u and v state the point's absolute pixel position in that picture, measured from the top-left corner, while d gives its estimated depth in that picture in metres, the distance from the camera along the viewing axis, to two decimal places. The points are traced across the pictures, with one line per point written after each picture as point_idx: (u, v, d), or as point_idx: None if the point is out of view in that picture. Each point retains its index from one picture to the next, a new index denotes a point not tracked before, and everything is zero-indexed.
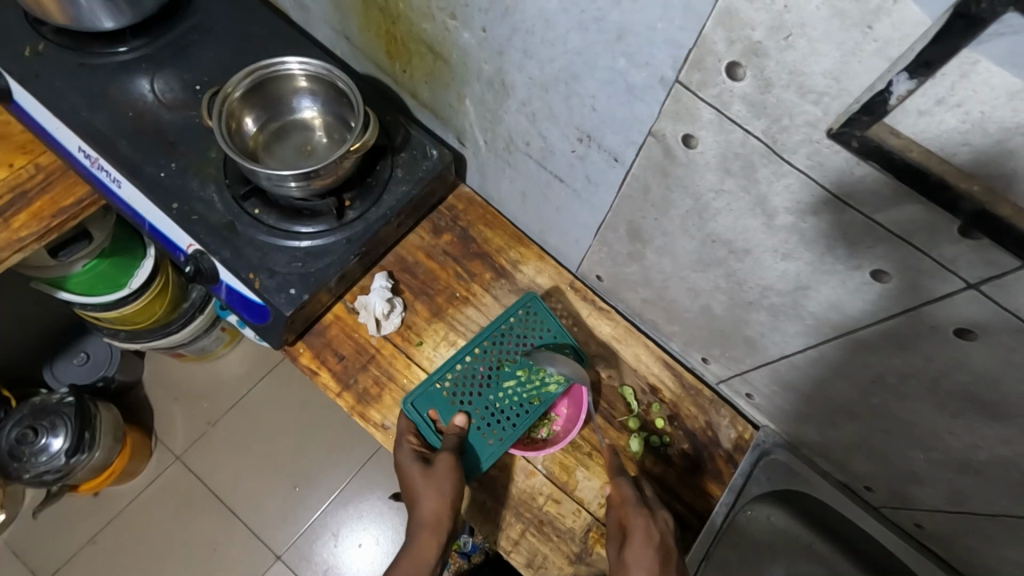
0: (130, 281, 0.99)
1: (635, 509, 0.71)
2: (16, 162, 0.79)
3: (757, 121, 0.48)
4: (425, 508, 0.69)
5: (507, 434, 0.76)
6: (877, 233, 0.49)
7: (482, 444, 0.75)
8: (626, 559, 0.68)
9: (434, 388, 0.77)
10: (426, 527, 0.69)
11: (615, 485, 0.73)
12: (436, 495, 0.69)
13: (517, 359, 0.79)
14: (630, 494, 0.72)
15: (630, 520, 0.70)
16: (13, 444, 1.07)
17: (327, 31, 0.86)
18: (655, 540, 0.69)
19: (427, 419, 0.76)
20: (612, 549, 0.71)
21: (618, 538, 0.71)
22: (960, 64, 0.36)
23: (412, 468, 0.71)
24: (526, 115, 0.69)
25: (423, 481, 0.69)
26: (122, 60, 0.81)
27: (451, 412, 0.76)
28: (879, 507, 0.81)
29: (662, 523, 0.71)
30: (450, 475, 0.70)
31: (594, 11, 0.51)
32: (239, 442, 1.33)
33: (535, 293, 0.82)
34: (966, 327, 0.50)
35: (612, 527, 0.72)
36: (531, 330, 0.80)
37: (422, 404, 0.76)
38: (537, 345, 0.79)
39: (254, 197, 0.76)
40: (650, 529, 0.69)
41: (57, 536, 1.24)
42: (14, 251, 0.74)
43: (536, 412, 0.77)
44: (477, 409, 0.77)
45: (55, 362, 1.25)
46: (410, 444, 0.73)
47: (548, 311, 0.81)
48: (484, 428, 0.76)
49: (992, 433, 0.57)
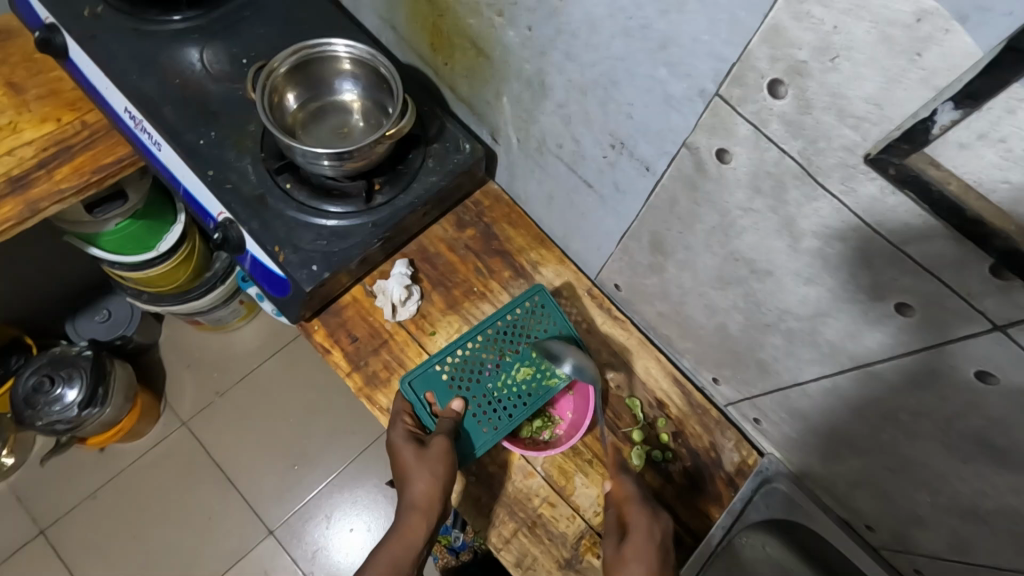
0: (158, 245, 1.01)
1: (637, 506, 0.71)
2: (64, 118, 0.81)
3: (793, 141, 0.48)
4: (417, 490, 0.68)
5: (502, 424, 0.76)
6: (905, 265, 0.48)
7: (477, 431, 0.75)
8: (624, 554, 0.67)
9: (433, 370, 0.77)
10: (417, 510, 0.68)
11: (616, 483, 0.74)
12: (428, 476, 0.69)
13: (520, 350, 0.79)
14: (633, 490, 0.72)
15: (633, 518, 0.70)
16: (29, 391, 1.09)
17: (374, 19, 0.88)
18: (656, 540, 0.69)
19: (424, 401, 0.76)
20: (607, 545, 0.70)
21: (616, 535, 0.70)
22: (1007, 99, 0.36)
23: (405, 448, 0.71)
24: (561, 116, 0.69)
25: (416, 463, 0.69)
26: (175, 29, 0.83)
27: (448, 396, 0.77)
28: (880, 549, 0.79)
29: (663, 524, 0.71)
30: (443, 458, 0.70)
31: (640, 18, 0.51)
32: (246, 415, 1.35)
33: (543, 287, 0.82)
34: (986, 370, 0.50)
35: (610, 522, 0.71)
36: (536, 324, 0.80)
37: (420, 385, 0.76)
38: (540, 338, 0.79)
39: (288, 172, 0.78)
40: (651, 529, 0.69)
41: (61, 487, 1.26)
42: (53, 202, 0.77)
43: (533, 405, 0.78)
44: (474, 396, 0.77)
45: (78, 317, 1.30)
46: (405, 425, 0.74)
47: (557, 305, 0.81)
48: (480, 416, 0.76)
49: (1003, 483, 0.56)
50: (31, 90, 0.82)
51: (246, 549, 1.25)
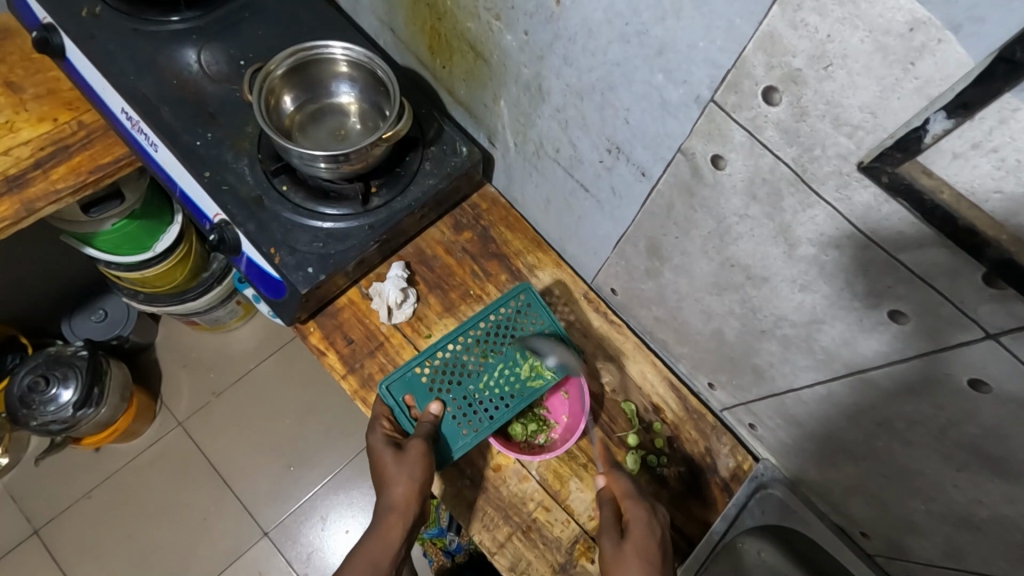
0: (155, 246, 1.02)
1: (635, 502, 0.71)
2: (61, 117, 0.82)
3: (788, 148, 0.48)
4: (394, 493, 0.68)
5: (483, 426, 0.75)
6: (900, 273, 0.48)
7: (456, 434, 0.75)
8: (624, 550, 0.67)
9: (413, 373, 0.77)
10: (395, 511, 0.68)
11: (611, 478, 0.74)
12: (406, 480, 0.68)
13: (502, 351, 0.78)
14: (630, 487, 0.72)
15: (631, 512, 0.70)
16: (24, 391, 1.09)
17: (373, 21, 0.88)
18: (655, 535, 0.69)
19: (403, 405, 0.76)
20: (605, 541, 0.69)
21: (614, 529, 0.70)
22: (1000, 109, 0.36)
23: (383, 451, 0.71)
24: (558, 121, 0.69)
25: (393, 466, 0.69)
26: (173, 30, 0.83)
27: (427, 399, 0.76)
28: (875, 556, 0.79)
29: (661, 520, 0.72)
30: (421, 460, 0.70)
31: (637, 24, 0.52)
32: (241, 415, 1.35)
33: (529, 284, 0.82)
34: (980, 379, 0.50)
35: (607, 517, 0.71)
36: (519, 324, 0.79)
37: (398, 389, 0.76)
38: (522, 338, 0.79)
39: (284, 173, 0.77)
40: (650, 525, 0.69)
41: (55, 486, 1.26)
42: (49, 202, 0.77)
43: (515, 406, 0.77)
44: (454, 397, 0.76)
45: (74, 316, 1.29)
46: (383, 429, 0.74)
47: (542, 304, 0.80)
48: (460, 417, 0.75)
49: (997, 491, 0.55)
50: (29, 89, 0.82)
51: (240, 551, 1.25)
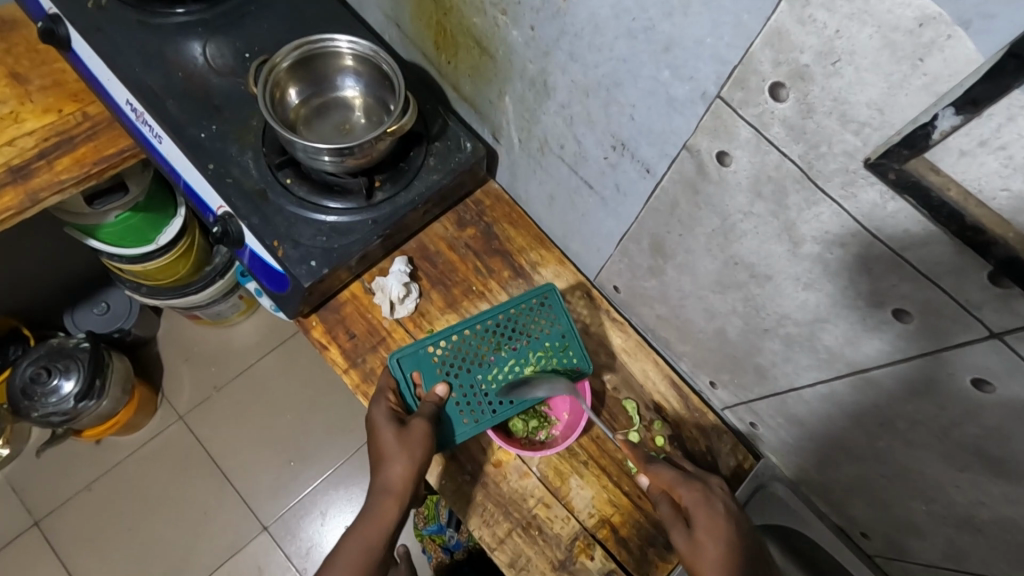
0: (158, 238, 1.02)
1: (686, 485, 0.70)
2: (66, 109, 0.82)
3: (794, 144, 0.48)
4: (394, 473, 0.68)
5: (484, 418, 0.75)
6: (904, 271, 0.48)
7: (458, 420, 0.75)
8: (697, 538, 0.66)
9: (425, 352, 0.78)
10: (391, 493, 0.68)
11: (654, 471, 0.72)
12: (406, 460, 0.68)
13: (516, 348, 0.78)
14: (673, 474, 0.71)
15: (688, 498, 0.69)
16: (26, 382, 1.09)
17: (379, 17, 0.88)
18: (718, 510, 0.67)
19: (409, 381, 0.76)
20: (676, 536, 0.67)
21: (677, 522, 0.68)
22: (1009, 106, 0.36)
23: (386, 427, 0.70)
24: (564, 117, 0.69)
25: (395, 445, 0.69)
26: (178, 23, 0.82)
27: (434, 380, 0.77)
28: (874, 557, 0.79)
29: (720, 492, 0.70)
30: (422, 442, 0.70)
31: (645, 20, 0.51)
32: (242, 408, 1.35)
33: (554, 288, 0.81)
34: (983, 379, 0.49)
35: (667, 513, 0.69)
36: (535, 324, 0.79)
37: (409, 364, 0.77)
38: (537, 337, 0.79)
39: (288, 167, 0.77)
40: (710, 502, 0.68)
41: (56, 476, 1.26)
42: (53, 193, 0.77)
43: (519, 404, 0.77)
44: (461, 384, 0.77)
45: (77, 310, 1.29)
46: (388, 403, 0.73)
47: (563, 310, 0.80)
48: (464, 406, 0.76)
49: (998, 492, 0.55)
50: (34, 81, 0.82)
51: (241, 544, 1.25)
